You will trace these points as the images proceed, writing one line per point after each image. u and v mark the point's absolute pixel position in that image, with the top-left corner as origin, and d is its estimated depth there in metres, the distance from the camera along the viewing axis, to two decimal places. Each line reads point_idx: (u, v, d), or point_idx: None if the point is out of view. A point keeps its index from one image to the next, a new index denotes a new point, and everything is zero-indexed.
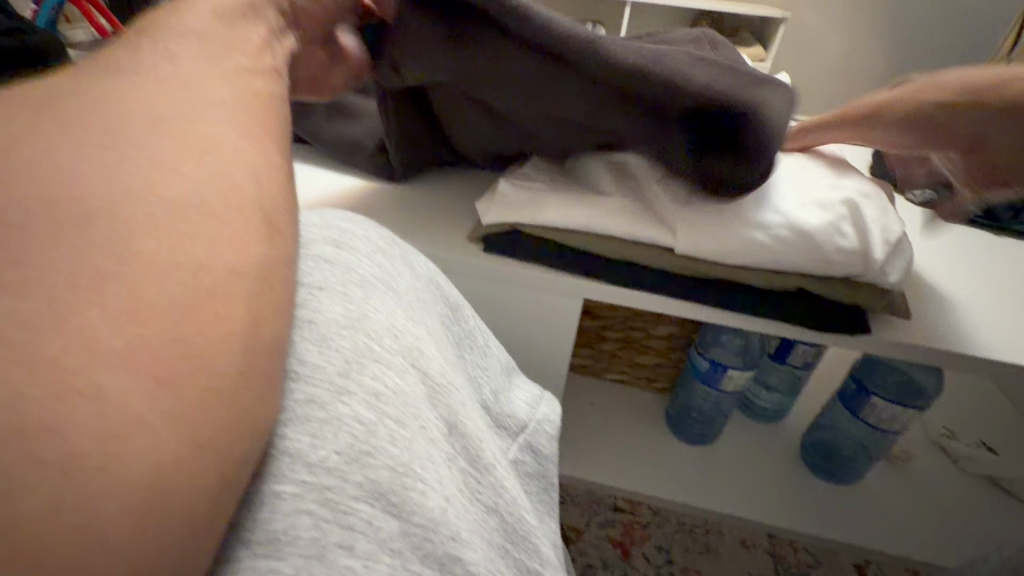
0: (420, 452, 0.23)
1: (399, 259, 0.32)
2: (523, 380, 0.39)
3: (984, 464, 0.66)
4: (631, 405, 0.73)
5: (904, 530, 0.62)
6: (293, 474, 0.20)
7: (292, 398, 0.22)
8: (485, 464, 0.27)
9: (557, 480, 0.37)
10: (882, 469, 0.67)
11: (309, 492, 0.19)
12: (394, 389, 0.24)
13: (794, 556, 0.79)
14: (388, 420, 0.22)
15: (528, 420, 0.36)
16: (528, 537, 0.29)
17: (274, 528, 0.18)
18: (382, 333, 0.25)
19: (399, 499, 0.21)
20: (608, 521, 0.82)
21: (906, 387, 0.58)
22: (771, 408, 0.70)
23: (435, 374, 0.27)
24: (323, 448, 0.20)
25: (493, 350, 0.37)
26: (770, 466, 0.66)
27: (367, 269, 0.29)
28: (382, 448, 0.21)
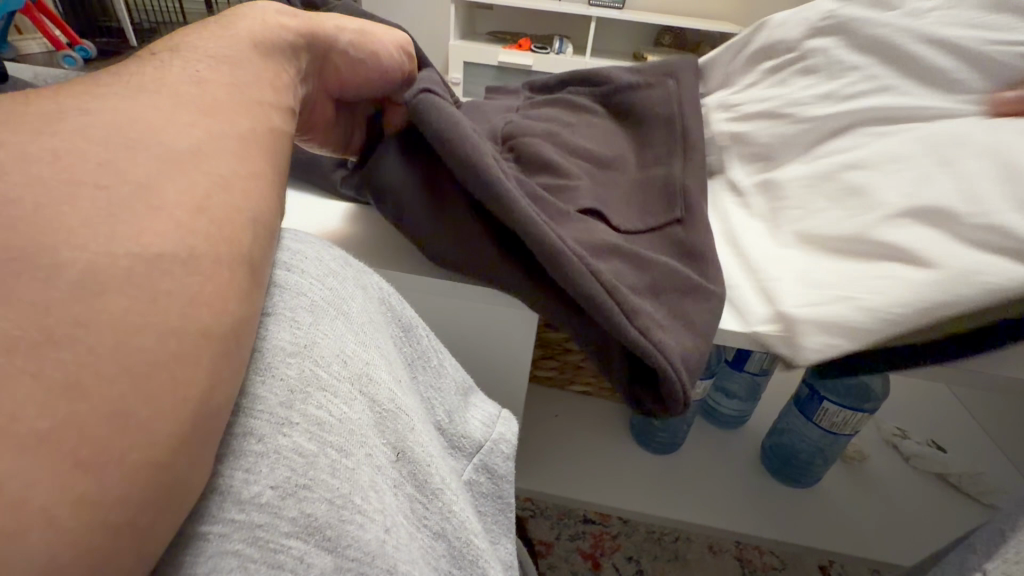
0: (362, 482, 0.22)
1: (352, 280, 0.32)
2: (481, 398, 0.39)
3: (935, 462, 0.68)
4: (598, 416, 0.73)
5: (863, 531, 0.63)
6: (222, 511, 0.19)
7: (229, 431, 0.21)
8: (433, 488, 0.27)
9: (513, 499, 0.37)
10: (840, 471, 0.69)
11: (238, 530, 0.19)
12: (339, 418, 0.23)
13: (760, 560, 0.81)
14: (330, 450, 0.22)
15: (484, 440, 0.36)
16: (475, 560, 0.28)
17: (198, 570, 0.18)
18: (329, 360, 0.25)
19: (335, 533, 0.20)
20: (578, 533, 0.82)
21: (856, 389, 0.60)
22: (730, 414, 0.71)
23: (384, 400, 0.26)
24: (257, 483, 0.20)
25: (450, 370, 0.37)
26: (734, 473, 0.67)
27: (318, 293, 0.28)
28: (321, 480, 0.21)
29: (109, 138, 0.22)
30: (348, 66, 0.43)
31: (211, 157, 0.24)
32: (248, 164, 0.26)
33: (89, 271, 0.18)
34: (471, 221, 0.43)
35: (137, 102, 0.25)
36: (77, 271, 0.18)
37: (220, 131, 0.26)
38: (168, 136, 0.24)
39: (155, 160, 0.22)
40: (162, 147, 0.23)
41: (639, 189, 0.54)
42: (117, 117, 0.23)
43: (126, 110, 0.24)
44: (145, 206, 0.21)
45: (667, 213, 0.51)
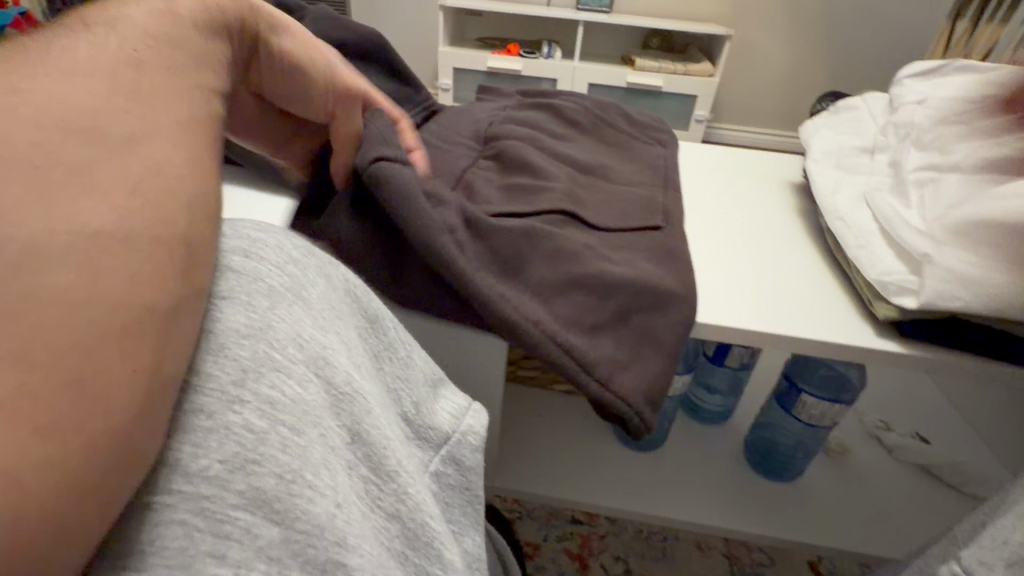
0: (314, 459, 0.23)
1: (314, 268, 0.31)
2: (452, 390, 0.38)
3: (916, 453, 0.68)
4: (580, 415, 0.73)
5: (845, 524, 0.63)
6: (170, 483, 0.20)
7: (181, 408, 0.22)
8: (389, 470, 0.28)
9: (482, 491, 0.37)
10: (823, 464, 0.69)
11: (186, 501, 0.20)
12: (293, 398, 0.24)
13: (748, 557, 0.80)
14: (281, 428, 0.22)
15: (452, 431, 0.36)
16: (433, 544, 0.29)
17: (147, 537, 0.19)
18: (285, 341, 0.25)
19: (282, 506, 0.21)
20: (565, 534, 0.82)
21: (834, 381, 0.60)
22: (714, 410, 0.71)
23: (342, 383, 0.26)
24: (205, 457, 0.21)
25: (418, 360, 0.36)
26: (716, 469, 0.68)
27: (278, 279, 0.28)
28: (270, 456, 0.22)
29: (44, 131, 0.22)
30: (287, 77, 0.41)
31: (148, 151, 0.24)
32: (183, 162, 0.26)
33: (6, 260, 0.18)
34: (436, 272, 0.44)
35: (78, 93, 0.25)
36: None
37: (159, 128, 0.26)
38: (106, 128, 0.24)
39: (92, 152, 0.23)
40: (97, 141, 0.23)
41: (624, 202, 0.57)
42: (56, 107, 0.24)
43: (65, 101, 0.24)
44: (71, 197, 0.21)
45: (649, 220, 0.56)
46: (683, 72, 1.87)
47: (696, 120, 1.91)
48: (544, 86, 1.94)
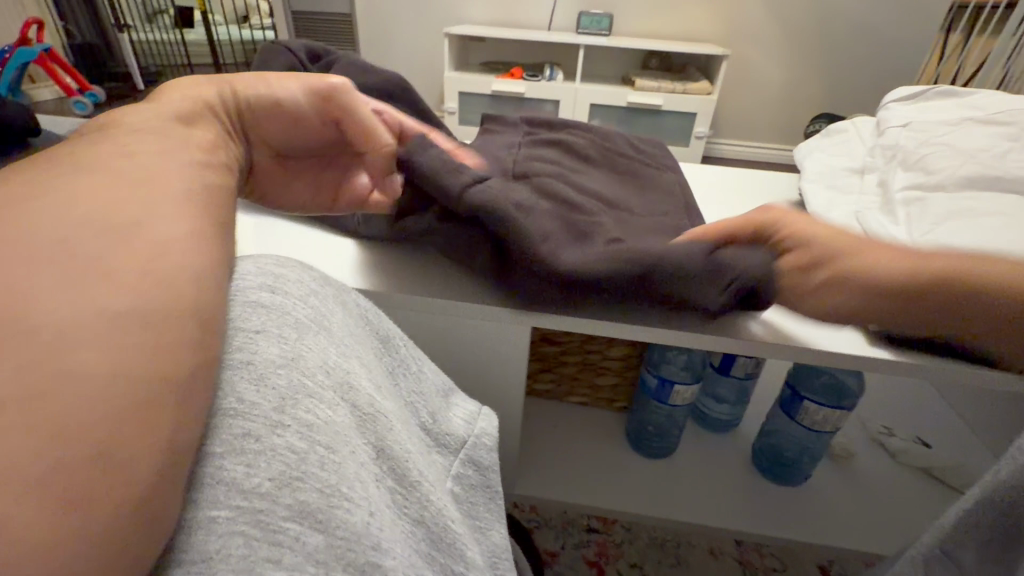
0: (348, 473, 0.27)
1: (332, 299, 0.36)
2: (462, 398, 0.43)
3: (918, 457, 0.71)
4: (593, 425, 0.77)
5: (853, 525, 0.65)
6: (227, 499, 0.23)
7: (231, 435, 0.25)
8: (411, 481, 0.31)
9: (501, 488, 0.41)
10: (827, 468, 0.72)
11: (240, 515, 0.23)
12: (326, 420, 0.27)
13: (760, 562, 0.83)
14: (319, 447, 0.26)
15: (466, 437, 0.40)
16: (454, 544, 0.33)
17: (209, 545, 0.22)
18: (315, 370, 0.29)
19: (325, 516, 0.24)
20: (582, 541, 0.84)
21: (833, 387, 0.64)
22: (721, 418, 0.75)
23: (364, 404, 0.30)
24: (257, 476, 0.24)
25: (427, 375, 0.41)
26: (726, 474, 0.70)
27: (302, 311, 0.33)
28: (311, 472, 0.25)
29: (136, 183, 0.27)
30: (274, 125, 0.43)
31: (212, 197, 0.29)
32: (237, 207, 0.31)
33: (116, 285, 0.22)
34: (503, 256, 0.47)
35: (157, 158, 0.30)
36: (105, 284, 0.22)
37: (217, 189, 0.31)
38: (184, 188, 0.29)
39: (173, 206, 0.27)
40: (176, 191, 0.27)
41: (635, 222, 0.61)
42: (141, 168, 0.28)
43: (151, 164, 0.29)
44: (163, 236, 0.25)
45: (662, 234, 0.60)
46: (683, 91, 1.92)
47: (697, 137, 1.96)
48: (548, 108, 2.01)
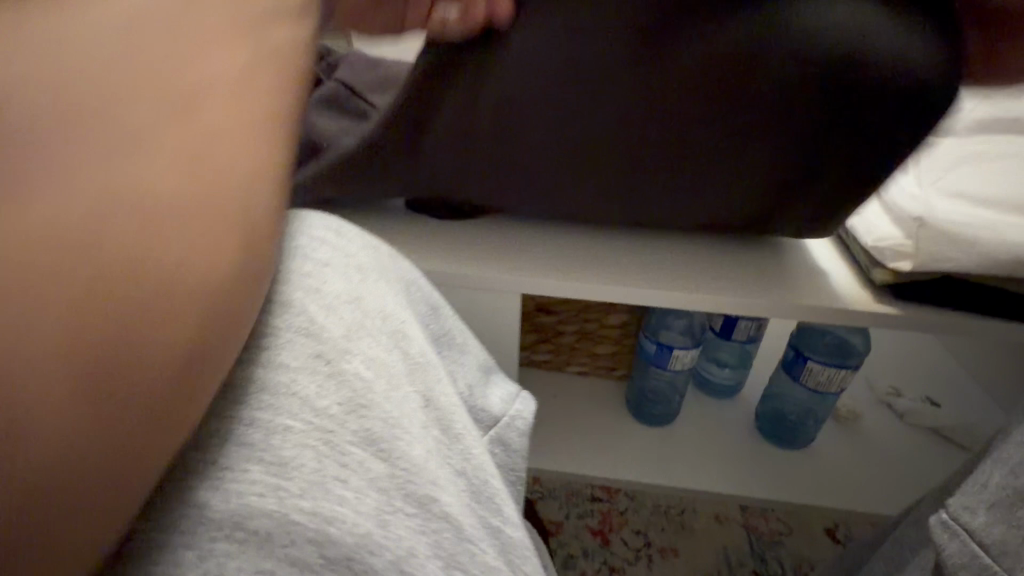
0: (405, 412, 0.26)
1: (388, 255, 0.35)
2: (501, 376, 0.41)
3: (927, 417, 0.69)
4: (594, 394, 0.75)
5: (855, 488, 0.65)
6: (301, 414, 0.23)
7: (299, 351, 0.25)
8: (455, 433, 0.29)
9: (523, 472, 0.39)
10: (832, 430, 0.71)
11: (313, 431, 0.23)
12: (383, 359, 0.27)
13: (765, 526, 0.82)
14: (381, 382, 0.26)
15: (502, 414, 0.38)
16: (495, 500, 0.29)
17: (285, 455, 0.22)
18: (373, 312, 0.29)
19: (386, 445, 0.24)
20: (586, 511, 0.84)
21: (837, 348, 0.63)
22: (723, 383, 0.73)
23: (418, 352, 0.30)
24: (326, 399, 0.24)
25: (470, 347, 0.40)
26: (728, 439, 0.69)
27: (360, 258, 0.32)
28: (378, 402, 0.25)
29: None
30: None
31: None
32: None
33: None
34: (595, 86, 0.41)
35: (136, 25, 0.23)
36: None
37: (262, 68, 0.25)
38: None
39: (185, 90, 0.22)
40: None
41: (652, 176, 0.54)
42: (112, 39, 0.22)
43: None
44: None
45: None
46: None
47: None
48: None
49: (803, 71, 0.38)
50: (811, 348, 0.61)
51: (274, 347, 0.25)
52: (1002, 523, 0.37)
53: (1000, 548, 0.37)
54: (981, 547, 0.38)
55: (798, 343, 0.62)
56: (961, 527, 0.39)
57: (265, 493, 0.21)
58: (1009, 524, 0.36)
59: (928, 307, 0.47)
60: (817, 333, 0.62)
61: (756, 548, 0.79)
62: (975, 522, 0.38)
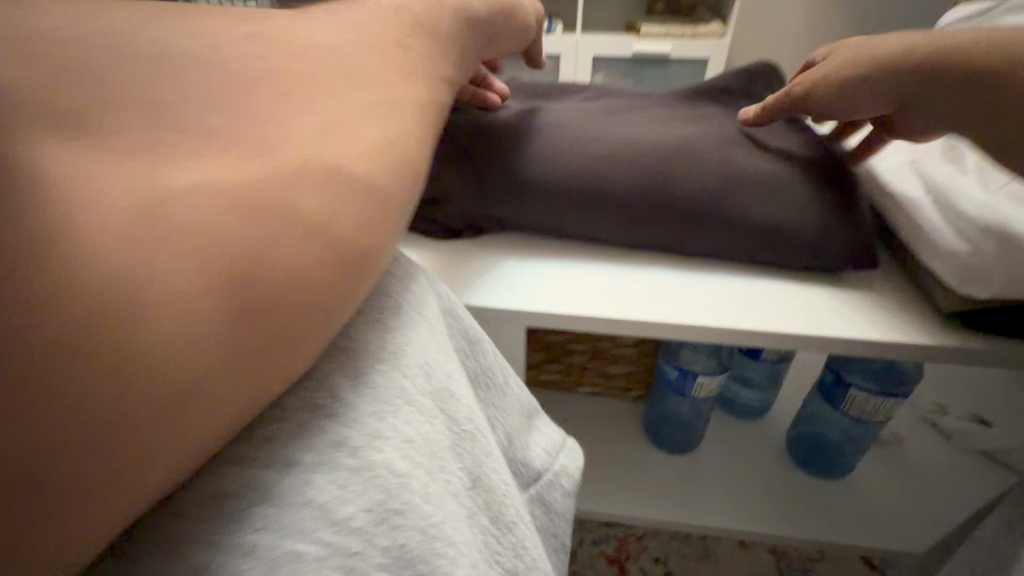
0: (448, 510, 0.23)
1: (429, 289, 0.30)
2: (545, 422, 0.36)
3: (978, 439, 0.63)
4: (608, 417, 0.69)
5: (899, 523, 0.58)
6: (317, 530, 0.19)
7: (325, 444, 0.21)
8: (506, 521, 0.28)
9: (567, 540, 0.34)
10: (871, 455, 0.64)
11: (335, 554, 0.19)
12: (425, 437, 0.24)
13: (796, 551, 0.76)
14: (421, 472, 0.23)
15: (543, 471, 0.33)
16: None
17: None
18: (414, 372, 0.25)
19: (425, 565, 0.21)
20: (601, 537, 0.78)
21: (885, 372, 0.54)
22: (750, 405, 0.67)
23: (462, 421, 0.27)
24: (350, 504, 0.20)
25: (513, 388, 0.33)
26: (756, 467, 0.63)
27: (400, 299, 0.28)
28: (412, 507, 0.22)
29: None
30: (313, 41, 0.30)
31: None
32: None
33: None
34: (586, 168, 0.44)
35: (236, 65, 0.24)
36: None
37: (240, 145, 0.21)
38: None
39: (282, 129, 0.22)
40: None
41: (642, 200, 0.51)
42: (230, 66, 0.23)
43: None
44: None
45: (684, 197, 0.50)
46: (692, 36, 1.77)
47: None
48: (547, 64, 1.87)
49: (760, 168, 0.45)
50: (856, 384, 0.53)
51: (296, 442, 0.21)
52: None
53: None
54: None
55: (843, 380, 0.54)
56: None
57: None
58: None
59: (1002, 337, 0.40)
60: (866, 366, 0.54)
61: None
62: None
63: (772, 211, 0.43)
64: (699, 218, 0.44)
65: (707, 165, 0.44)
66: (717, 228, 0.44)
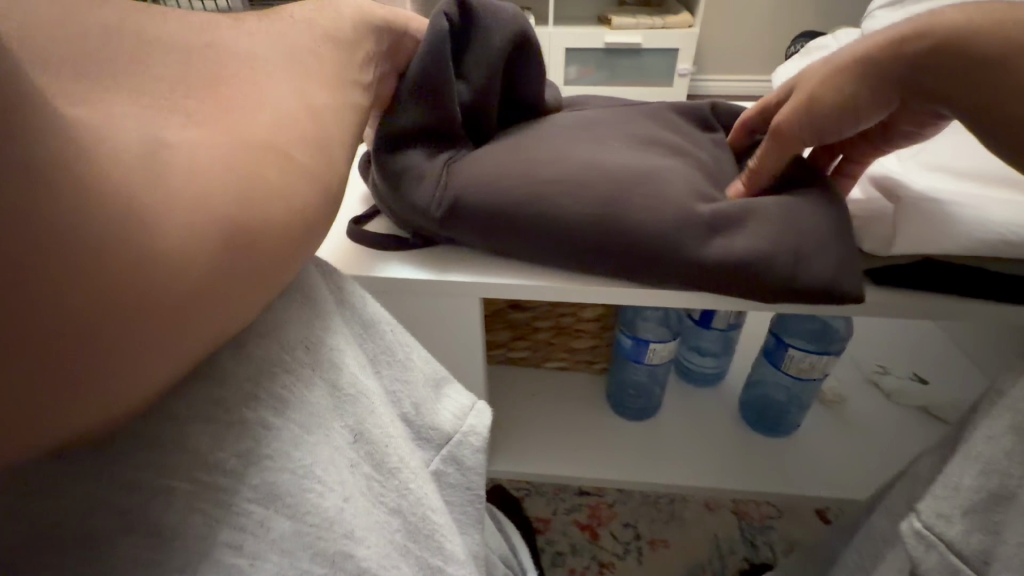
0: (322, 455, 0.23)
1: (319, 273, 0.30)
2: (455, 387, 0.37)
3: (915, 395, 0.68)
4: (575, 389, 0.74)
5: (844, 473, 0.62)
6: (189, 470, 0.20)
7: (204, 398, 0.21)
8: (390, 468, 0.27)
9: (483, 491, 0.36)
10: (818, 414, 0.69)
11: (205, 490, 0.20)
12: (301, 398, 0.24)
13: (756, 511, 0.81)
14: (293, 425, 0.23)
15: (454, 432, 0.35)
16: (434, 537, 0.28)
17: (165, 521, 0.19)
18: (293, 343, 0.25)
19: (295, 500, 0.21)
20: (574, 506, 0.82)
21: (819, 333, 0.61)
22: (706, 371, 0.72)
23: (345, 384, 0.26)
24: (224, 450, 0.20)
25: (416, 361, 0.34)
26: (712, 430, 0.68)
27: (286, 276, 0.27)
28: (283, 451, 0.22)
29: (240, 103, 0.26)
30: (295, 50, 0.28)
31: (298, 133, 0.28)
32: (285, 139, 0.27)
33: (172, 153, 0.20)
34: (541, 198, 0.43)
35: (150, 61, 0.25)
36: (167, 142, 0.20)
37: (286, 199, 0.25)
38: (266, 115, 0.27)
39: (283, 126, 0.27)
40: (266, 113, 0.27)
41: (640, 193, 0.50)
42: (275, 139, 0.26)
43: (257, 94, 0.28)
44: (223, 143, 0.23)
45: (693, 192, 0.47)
46: (661, 27, 1.81)
47: (680, 74, 1.85)
48: None
49: (737, 214, 0.42)
50: (788, 338, 0.58)
51: (162, 392, 0.20)
52: (980, 530, 0.33)
53: (983, 558, 0.33)
54: (958, 559, 0.33)
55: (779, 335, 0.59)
56: (937, 538, 0.34)
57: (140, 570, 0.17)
58: (986, 531, 0.33)
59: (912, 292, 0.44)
60: (797, 320, 0.59)
61: (747, 535, 0.78)
62: (951, 533, 0.34)
63: (733, 246, 0.41)
64: (655, 251, 0.42)
65: (660, 193, 0.43)
66: (677, 271, 0.43)
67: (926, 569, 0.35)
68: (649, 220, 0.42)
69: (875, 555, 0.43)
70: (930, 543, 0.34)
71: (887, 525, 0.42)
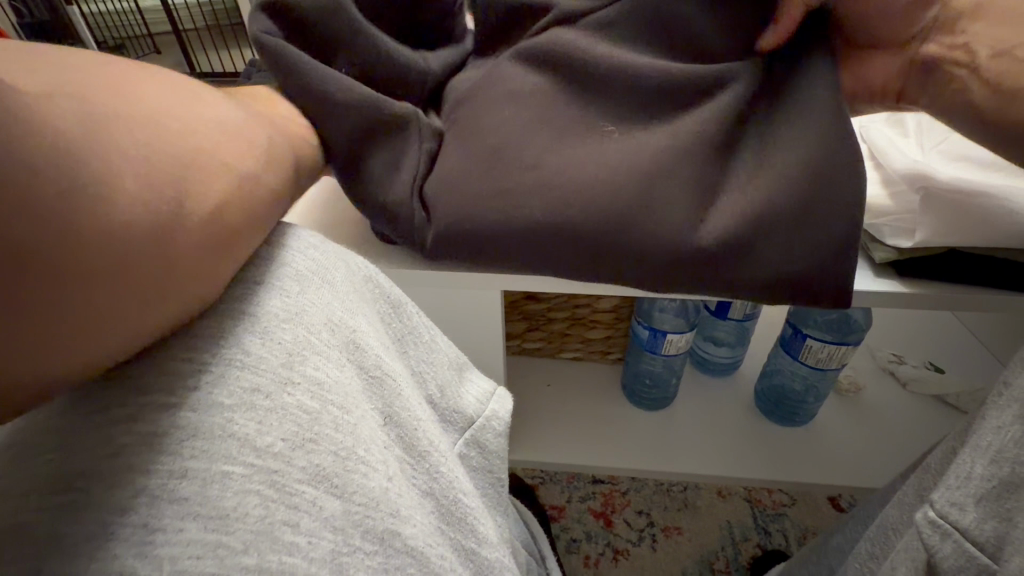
0: (362, 436, 0.23)
1: (332, 255, 0.30)
2: (475, 373, 0.38)
3: (931, 384, 0.68)
4: (589, 380, 0.74)
5: (858, 461, 0.63)
6: (238, 453, 0.19)
7: (239, 384, 0.21)
8: (421, 450, 0.28)
9: (503, 473, 0.37)
10: (834, 403, 0.69)
11: (257, 473, 0.19)
12: (336, 379, 0.24)
13: (769, 499, 0.82)
14: (332, 407, 0.22)
15: (476, 415, 0.35)
16: (465, 517, 0.29)
17: (223, 503, 0.18)
18: (320, 327, 0.25)
19: (342, 480, 0.21)
20: (588, 494, 0.83)
21: (837, 323, 0.61)
22: (722, 361, 0.72)
23: (373, 367, 0.27)
24: (269, 434, 0.20)
25: (440, 344, 0.35)
26: (726, 419, 0.68)
27: (298, 263, 0.28)
28: (326, 433, 0.22)
29: (181, 98, 0.26)
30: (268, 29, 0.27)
31: (230, 121, 0.28)
32: (217, 128, 0.26)
33: (105, 133, 0.20)
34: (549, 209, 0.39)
35: (126, 70, 0.24)
36: (103, 129, 0.20)
37: (222, 172, 0.25)
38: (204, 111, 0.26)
39: (221, 119, 0.27)
40: (203, 108, 0.26)
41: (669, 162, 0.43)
42: (212, 125, 0.26)
43: (189, 92, 0.27)
44: (149, 123, 0.22)
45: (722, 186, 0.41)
46: None
47: None
48: None
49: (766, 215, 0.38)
50: (805, 328, 0.59)
51: (204, 383, 0.20)
52: (994, 518, 0.33)
53: (996, 546, 0.33)
54: (975, 546, 0.34)
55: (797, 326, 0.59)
56: (953, 526, 0.35)
57: (205, 552, 0.16)
58: (999, 518, 0.33)
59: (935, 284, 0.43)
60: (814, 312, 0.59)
61: (760, 522, 0.79)
62: (966, 521, 0.34)
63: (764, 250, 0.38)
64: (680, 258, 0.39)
65: None
66: (698, 276, 0.40)
67: (942, 557, 0.36)
68: (667, 228, 0.39)
69: (887, 542, 0.44)
70: (946, 531, 0.35)
71: (901, 515, 0.43)
